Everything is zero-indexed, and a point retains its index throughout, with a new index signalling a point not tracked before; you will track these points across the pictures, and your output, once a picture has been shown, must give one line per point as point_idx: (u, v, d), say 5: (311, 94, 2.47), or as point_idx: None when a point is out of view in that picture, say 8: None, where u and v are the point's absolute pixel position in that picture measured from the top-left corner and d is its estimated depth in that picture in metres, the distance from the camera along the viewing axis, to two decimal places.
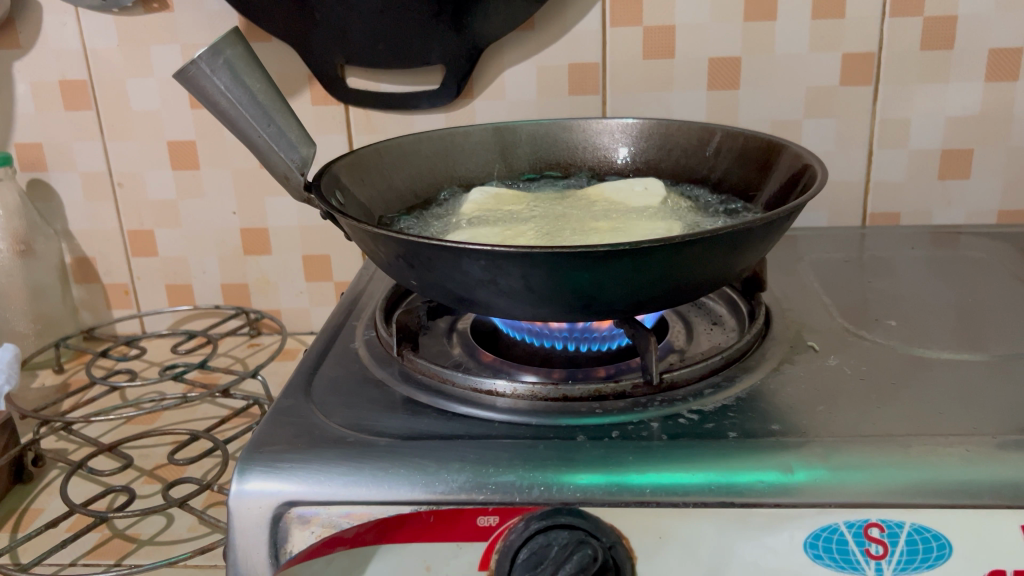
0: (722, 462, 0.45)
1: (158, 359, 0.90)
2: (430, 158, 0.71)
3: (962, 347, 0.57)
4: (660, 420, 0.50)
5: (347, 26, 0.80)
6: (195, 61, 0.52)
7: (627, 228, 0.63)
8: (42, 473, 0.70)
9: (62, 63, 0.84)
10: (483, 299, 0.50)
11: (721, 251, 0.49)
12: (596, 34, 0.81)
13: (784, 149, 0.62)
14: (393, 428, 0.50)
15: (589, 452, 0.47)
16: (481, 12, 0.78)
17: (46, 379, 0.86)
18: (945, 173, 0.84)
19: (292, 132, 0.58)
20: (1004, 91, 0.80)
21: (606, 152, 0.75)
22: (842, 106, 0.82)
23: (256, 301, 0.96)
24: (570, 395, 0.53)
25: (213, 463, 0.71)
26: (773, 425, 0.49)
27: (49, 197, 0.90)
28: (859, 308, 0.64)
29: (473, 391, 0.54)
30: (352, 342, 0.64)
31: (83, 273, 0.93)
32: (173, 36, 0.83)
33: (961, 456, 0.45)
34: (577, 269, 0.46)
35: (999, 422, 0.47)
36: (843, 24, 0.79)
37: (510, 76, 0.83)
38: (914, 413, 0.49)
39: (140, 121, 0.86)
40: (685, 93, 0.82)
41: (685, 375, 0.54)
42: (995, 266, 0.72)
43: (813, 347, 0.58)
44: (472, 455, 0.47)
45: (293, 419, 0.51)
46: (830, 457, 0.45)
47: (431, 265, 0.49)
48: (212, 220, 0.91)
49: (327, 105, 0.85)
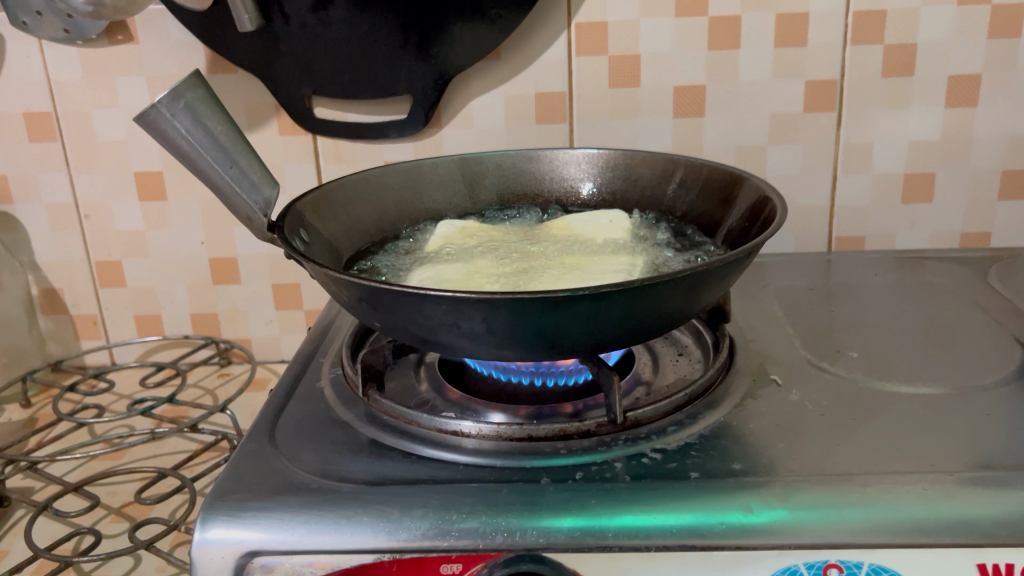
0: (684, 504, 0.46)
1: (127, 391, 0.89)
2: (396, 191, 0.72)
3: (923, 379, 0.57)
4: (624, 460, 0.50)
5: (313, 57, 0.80)
6: (155, 104, 0.53)
7: (591, 262, 0.63)
8: (8, 512, 0.69)
9: (26, 96, 0.83)
10: (446, 341, 0.51)
11: (681, 290, 0.49)
12: (562, 63, 0.81)
13: (745, 181, 0.63)
14: (358, 472, 0.50)
15: (553, 495, 0.47)
16: (447, 42, 0.79)
17: (13, 414, 0.85)
18: (908, 197, 0.85)
19: (255, 173, 0.58)
20: (964, 116, 0.82)
21: (572, 182, 0.75)
22: (805, 132, 0.83)
23: (226, 330, 0.95)
24: (535, 434, 0.53)
25: (180, 500, 0.70)
26: (734, 464, 0.49)
27: (14, 229, 0.89)
28: (824, 338, 0.65)
29: (439, 432, 0.54)
30: (319, 379, 0.63)
31: (51, 305, 0.92)
32: (138, 67, 0.83)
33: (919, 494, 0.45)
34: (538, 312, 0.47)
35: (956, 458, 0.48)
36: (805, 52, 0.80)
37: (476, 105, 0.83)
38: (875, 449, 0.50)
39: (106, 152, 0.86)
40: (652, 120, 0.83)
41: (649, 413, 0.54)
42: (956, 292, 0.73)
43: (775, 380, 0.59)
44: (436, 501, 0.47)
45: (257, 464, 0.51)
46: (790, 497, 0.46)
47: (394, 307, 0.50)
48: (180, 250, 0.91)
49: (295, 135, 0.85)
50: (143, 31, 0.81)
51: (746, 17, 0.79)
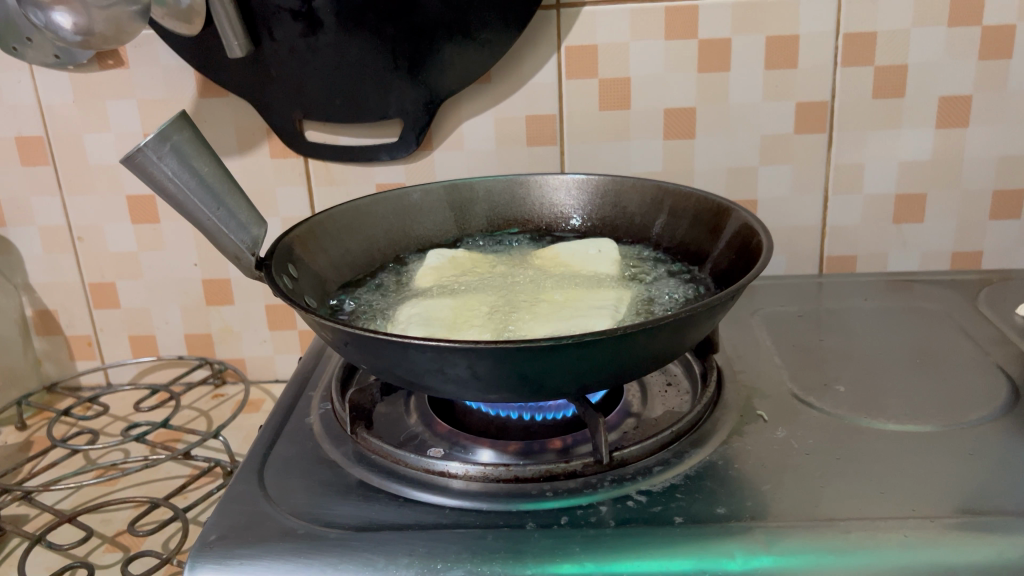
0: (667, 550, 0.46)
1: (122, 414, 0.89)
2: (385, 220, 0.72)
3: (908, 417, 0.58)
4: (609, 503, 0.51)
5: (303, 81, 0.80)
6: (141, 148, 0.53)
7: (580, 296, 0.63)
8: (3, 541, 0.69)
9: (17, 120, 0.83)
10: (432, 386, 0.51)
11: (666, 333, 0.49)
12: (552, 87, 0.81)
13: (732, 213, 0.63)
14: (345, 517, 0.51)
15: (538, 542, 0.47)
16: (437, 67, 0.79)
17: (9, 436, 0.85)
18: (900, 217, 0.86)
19: (242, 213, 0.59)
20: (955, 137, 0.82)
21: (562, 209, 0.75)
22: (796, 154, 0.83)
23: (220, 350, 0.95)
24: (521, 475, 0.53)
25: (173, 529, 0.70)
26: (718, 508, 0.49)
27: (7, 251, 0.89)
28: (812, 370, 0.65)
29: (426, 472, 0.55)
30: (308, 416, 0.64)
31: (45, 326, 0.93)
32: (128, 91, 0.83)
33: (901, 540, 0.46)
34: (522, 360, 0.47)
35: (939, 502, 0.49)
36: (796, 74, 0.79)
37: (467, 128, 0.83)
38: (858, 492, 0.50)
39: (98, 175, 0.86)
40: (642, 142, 0.83)
41: (635, 452, 0.55)
42: (945, 321, 0.73)
43: (762, 417, 0.59)
44: (422, 548, 0.47)
45: (245, 509, 0.51)
46: (773, 544, 0.46)
47: (379, 352, 0.49)
48: (173, 272, 0.91)
49: (286, 158, 0.85)
50: (133, 56, 0.81)
51: (737, 39, 0.78)
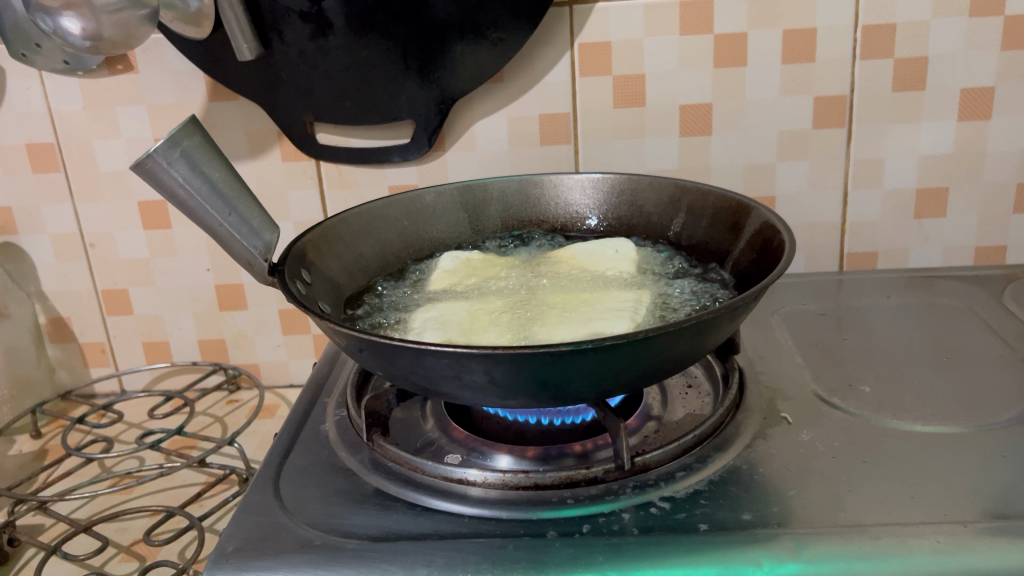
0: (692, 559, 0.45)
1: (137, 421, 0.89)
2: (398, 222, 0.71)
3: (935, 417, 0.56)
4: (632, 510, 0.50)
5: (314, 84, 0.79)
6: (151, 155, 0.52)
7: (597, 298, 0.62)
8: (19, 552, 0.69)
9: (28, 127, 0.83)
10: (450, 392, 0.49)
11: (688, 335, 0.48)
12: (566, 85, 0.80)
13: (752, 211, 0.61)
14: (362, 527, 0.50)
15: (559, 551, 0.46)
16: (447, 67, 0.78)
17: (24, 445, 0.85)
18: (921, 212, 0.84)
19: (254, 218, 0.58)
20: (977, 130, 0.80)
21: (577, 209, 0.74)
22: (815, 149, 0.81)
23: (234, 355, 0.95)
24: (541, 482, 0.52)
25: (189, 538, 0.69)
26: (744, 514, 0.48)
27: (20, 259, 0.88)
28: (835, 370, 0.64)
29: (444, 480, 0.54)
30: (323, 423, 0.63)
31: (59, 333, 0.92)
32: (138, 96, 0.82)
33: (933, 546, 0.44)
34: (541, 365, 0.46)
35: (971, 506, 0.47)
36: (813, 67, 0.78)
37: (480, 128, 0.82)
38: (887, 497, 0.49)
39: (109, 182, 0.86)
40: (658, 140, 0.82)
41: (657, 457, 0.53)
42: (970, 318, 0.72)
43: (786, 419, 0.58)
44: (441, 559, 0.46)
45: (261, 520, 0.51)
46: (800, 551, 0.45)
47: (395, 358, 0.48)
48: (186, 278, 0.90)
49: (298, 161, 0.84)
50: (142, 61, 0.81)
51: (752, 34, 0.77)
